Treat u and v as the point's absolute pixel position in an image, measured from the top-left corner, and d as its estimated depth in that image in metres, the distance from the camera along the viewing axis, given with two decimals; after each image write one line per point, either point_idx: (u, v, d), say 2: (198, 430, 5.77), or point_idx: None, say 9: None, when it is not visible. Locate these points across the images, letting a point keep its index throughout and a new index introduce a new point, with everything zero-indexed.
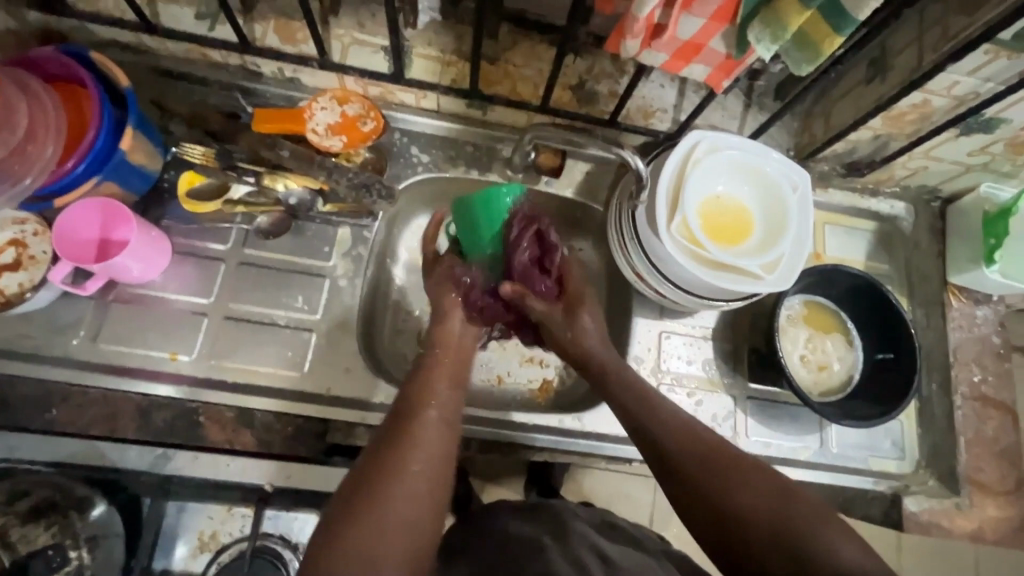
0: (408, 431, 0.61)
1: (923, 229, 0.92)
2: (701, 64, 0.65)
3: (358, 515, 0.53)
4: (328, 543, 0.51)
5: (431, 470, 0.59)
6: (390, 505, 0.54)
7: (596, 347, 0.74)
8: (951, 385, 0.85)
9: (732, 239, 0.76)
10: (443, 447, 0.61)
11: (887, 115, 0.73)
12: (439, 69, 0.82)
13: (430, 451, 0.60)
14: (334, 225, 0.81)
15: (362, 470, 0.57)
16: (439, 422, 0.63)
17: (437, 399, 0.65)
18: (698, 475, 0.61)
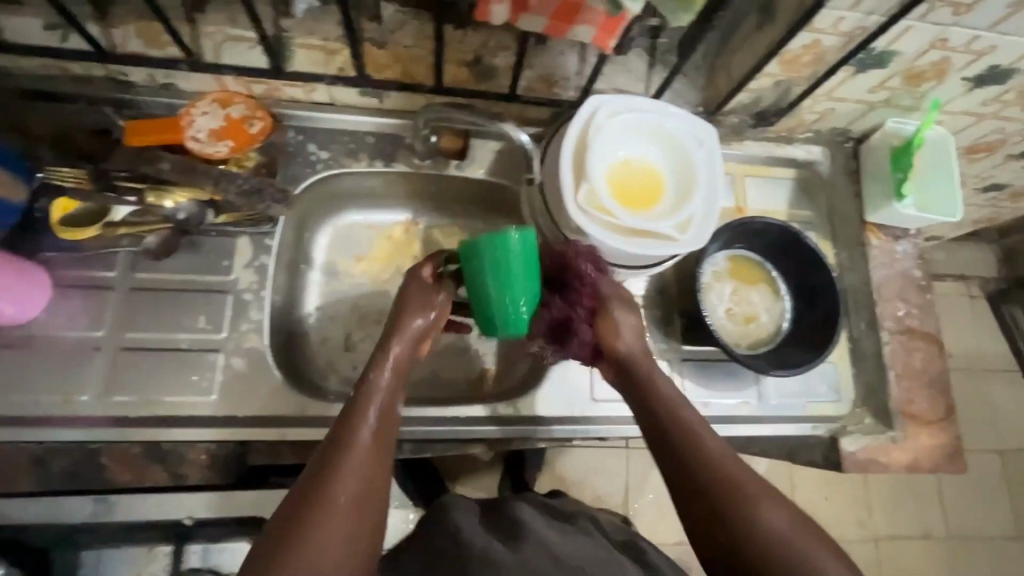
0: (337, 460, 0.56)
1: (840, 172, 0.93)
2: (585, 26, 0.62)
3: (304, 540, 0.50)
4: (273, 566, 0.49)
5: (362, 504, 0.55)
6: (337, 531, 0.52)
7: (638, 350, 0.70)
8: (877, 322, 0.86)
9: (644, 204, 0.74)
10: (375, 474, 0.57)
11: (781, 59, 0.72)
12: (324, 59, 0.76)
13: (357, 482, 0.55)
14: (231, 237, 0.76)
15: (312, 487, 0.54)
16: (369, 446, 0.58)
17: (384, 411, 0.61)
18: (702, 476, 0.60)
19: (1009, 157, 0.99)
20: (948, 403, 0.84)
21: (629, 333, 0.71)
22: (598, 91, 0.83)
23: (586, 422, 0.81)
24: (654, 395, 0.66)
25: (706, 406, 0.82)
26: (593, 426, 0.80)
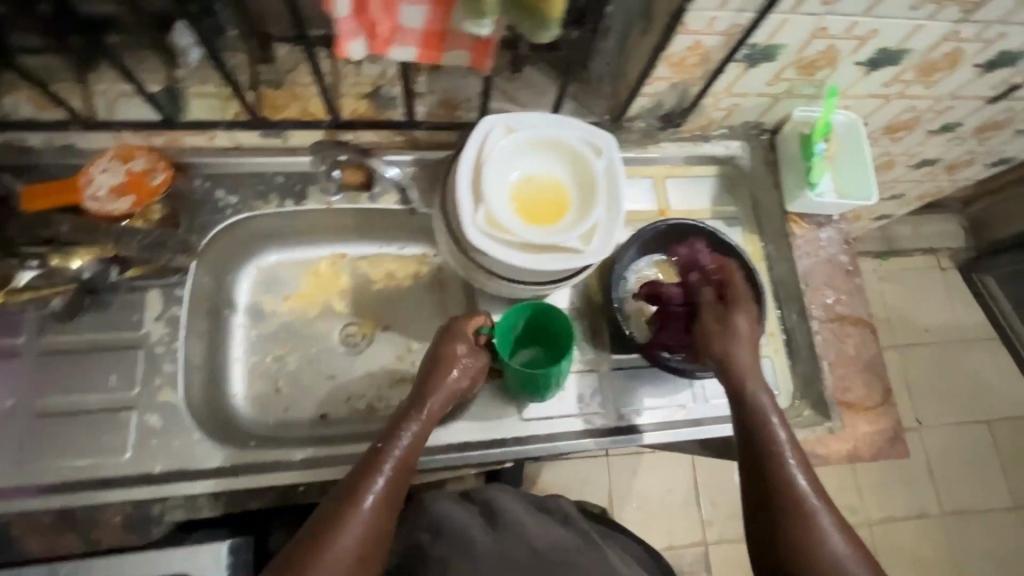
0: (334, 531, 0.61)
1: (759, 165, 0.92)
2: (456, 50, 0.60)
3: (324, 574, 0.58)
4: None
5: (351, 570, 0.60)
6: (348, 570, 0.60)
7: (742, 354, 0.69)
8: (807, 311, 0.85)
9: (549, 218, 0.73)
10: (369, 543, 0.62)
11: (667, 62, 0.72)
12: (221, 105, 0.78)
13: (350, 552, 0.60)
14: (140, 291, 0.76)
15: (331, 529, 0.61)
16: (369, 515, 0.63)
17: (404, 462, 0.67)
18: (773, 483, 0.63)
19: (930, 133, 0.99)
20: (884, 387, 0.83)
21: (735, 344, 0.69)
22: (501, 110, 0.83)
23: (516, 444, 0.79)
24: (743, 397, 0.67)
25: (640, 413, 0.81)
26: (523, 447, 0.78)
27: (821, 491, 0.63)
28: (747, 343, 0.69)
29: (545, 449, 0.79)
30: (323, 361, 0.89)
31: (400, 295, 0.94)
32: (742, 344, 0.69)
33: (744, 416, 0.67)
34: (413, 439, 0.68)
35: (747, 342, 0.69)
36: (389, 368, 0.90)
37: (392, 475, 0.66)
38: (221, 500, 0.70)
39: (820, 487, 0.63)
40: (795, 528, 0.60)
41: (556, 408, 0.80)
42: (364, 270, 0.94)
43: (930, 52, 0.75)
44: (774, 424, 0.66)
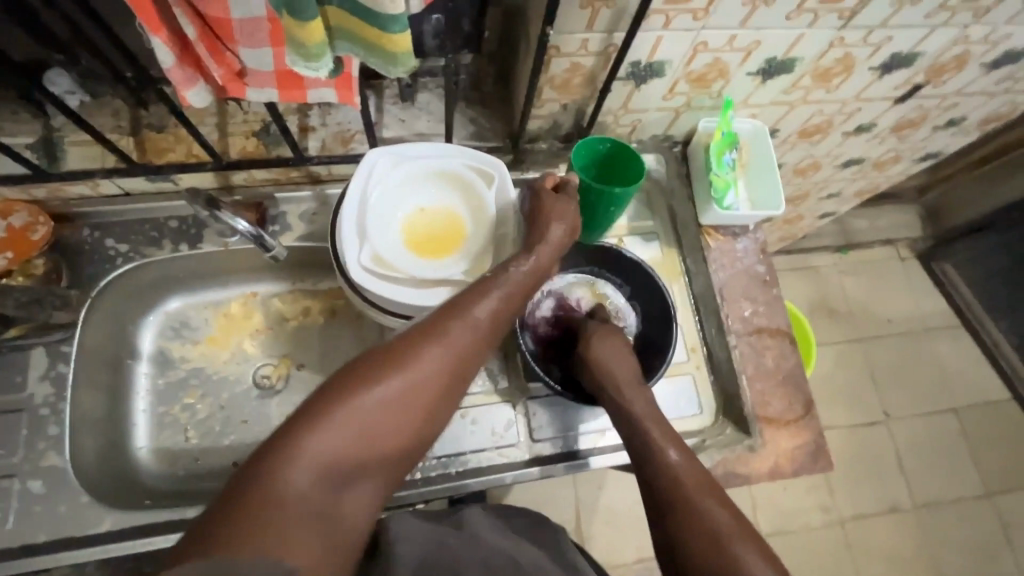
0: (357, 395, 0.50)
1: (673, 177, 0.91)
2: (320, 88, 0.57)
3: (320, 430, 0.49)
4: (303, 434, 0.48)
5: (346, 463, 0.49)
6: (351, 440, 0.49)
7: (610, 360, 0.70)
8: (726, 326, 0.84)
9: (442, 249, 0.71)
10: (388, 433, 0.52)
11: (551, 84, 0.71)
12: (101, 153, 0.75)
13: (353, 436, 0.49)
14: (24, 350, 0.73)
15: (357, 376, 0.52)
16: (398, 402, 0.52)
17: (452, 355, 0.55)
18: (659, 479, 0.60)
19: (847, 134, 0.98)
20: (802, 399, 0.82)
21: (609, 351, 0.71)
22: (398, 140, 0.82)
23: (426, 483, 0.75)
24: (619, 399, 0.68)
25: (555, 443, 0.79)
26: (432, 485, 0.75)
27: (708, 483, 0.58)
28: (613, 362, 0.70)
29: (456, 488, 0.75)
30: (235, 406, 0.86)
31: (315, 332, 0.91)
32: (607, 363, 0.70)
33: (623, 419, 0.67)
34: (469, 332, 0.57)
35: (608, 353, 0.71)
36: None
37: (442, 360, 0.55)
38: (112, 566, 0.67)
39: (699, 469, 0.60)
40: (687, 523, 0.55)
41: (467, 444, 0.77)
42: (278, 308, 0.92)
43: (820, 59, 0.74)
44: (652, 429, 0.64)
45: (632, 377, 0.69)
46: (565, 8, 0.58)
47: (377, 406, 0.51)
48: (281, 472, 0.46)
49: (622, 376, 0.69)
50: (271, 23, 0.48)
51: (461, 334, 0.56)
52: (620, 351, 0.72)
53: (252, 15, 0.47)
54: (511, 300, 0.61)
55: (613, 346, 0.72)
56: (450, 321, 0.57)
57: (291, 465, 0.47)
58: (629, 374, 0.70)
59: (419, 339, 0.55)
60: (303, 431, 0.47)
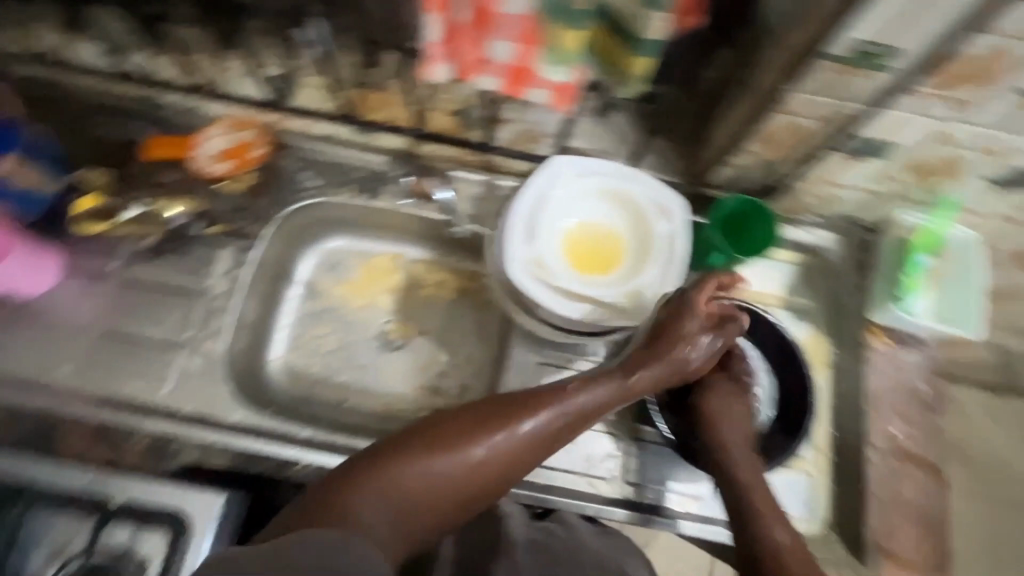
0: (419, 455, 0.56)
1: (850, 263, 0.83)
2: (539, 89, 0.62)
3: (390, 472, 0.54)
4: (342, 484, 0.54)
5: (416, 512, 0.54)
6: (413, 488, 0.55)
7: (720, 411, 0.71)
8: (867, 438, 0.76)
9: (599, 269, 0.72)
10: (439, 486, 0.56)
11: (759, 136, 0.68)
12: (324, 97, 0.84)
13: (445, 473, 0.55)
14: (216, 247, 0.83)
15: (439, 425, 0.58)
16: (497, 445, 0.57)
17: (490, 438, 0.58)
18: (756, 544, 0.60)
19: None
20: (936, 547, 0.72)
21: (723, 406, 0.71)
22: (579, 151, 0.83)
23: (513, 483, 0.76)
24: (726, 455, 0.68)
25: (648, 492, 0.77)
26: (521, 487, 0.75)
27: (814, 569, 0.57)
28: (732, 423, 0.70)
29: (537, 499, 0.75)
30: (355, 350, 0.92)
31: (442, 306, 0.96)
32: (722, 421, 0.70)
33: (726, 479, 0.67)
34: (534, 438, 0.59)
35: (724, 408, 0.71)
36: (416, 373, 0.93)
37: (509, 442, 0.58)
38: (229, 454, 0.75)
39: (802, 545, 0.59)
40: None
41: (559, 461, 0.77)
42: (418, 274, 0.97)
43: None
44: (753, 496, 0.64)
45: (743, 436, 0.69)
46: (814, 67, 0.56)
47: (439, 473, 0.56)
48: (348, 500, 0.53)
49: (729, 435, 0.69)
50: (526, 21, 0.56)
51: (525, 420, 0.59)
52: (737, 409, 0.71)
53: (520, 13, 0.55)
54: (603, 403, 0.62)
55: (728, 403, 0.71)
56: (518, 406, 0.60)
57: (351, 493, 0.53)
58: (744, 441, 0.69)
59: (522, 410, 0.59)
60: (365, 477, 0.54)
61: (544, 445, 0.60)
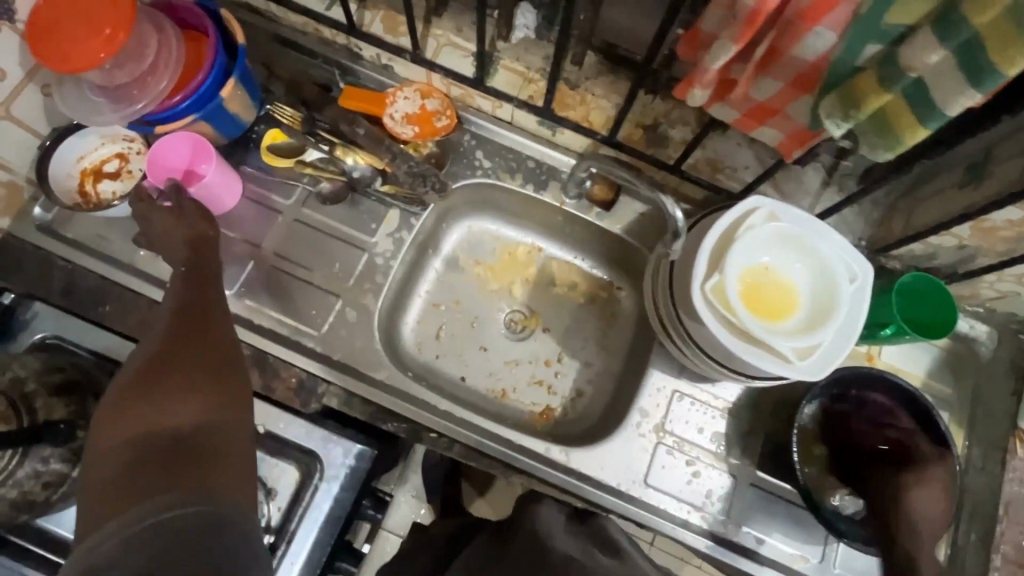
0: (139, 408, 0.50)
1: (1002, 361, 0.82)
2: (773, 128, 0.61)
3: (123, 416, 0.50)
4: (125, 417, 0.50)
5: (165, 457, 0.48)
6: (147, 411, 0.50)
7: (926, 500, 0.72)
8: (990, 541, 0.76)
9: (771, 315, 0.71)
10: (119, 460, 0.48)
11: (976, 225, 0.67)
12: (520, 83, 0.84)
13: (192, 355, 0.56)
14: (385, 206, 0.85)
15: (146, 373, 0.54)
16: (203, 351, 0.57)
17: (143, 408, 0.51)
18: None
19: None
20: None
21: (930, 494, 0.72)
22: (761, 191, 0.82)
23: (630, 500, 0.78)
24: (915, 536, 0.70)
25: (758, 540, 0.77)
26: (636, 506, 0.77)
27: None
28: (922, 512, 0.72)
29: (652, 522, 0.77)
30: (482, 330, 0.93)
31: (570, 308, 0.95)
32: (916, 504, 0.72)
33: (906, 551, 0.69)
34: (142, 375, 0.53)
35: (929, 499, 0.72)
36: (535, 367, 0.92)
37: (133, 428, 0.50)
38: (369, 408, 0.78)
39: None
40: None
41: (680, 491, 0.78)
42: (553, 272, 0.96)
43: None
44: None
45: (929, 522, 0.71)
46: None
47: (184, 411, 0.51)
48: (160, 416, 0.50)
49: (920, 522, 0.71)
50: (811, 68, 0.52)
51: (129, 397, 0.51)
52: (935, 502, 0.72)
53: (804, 59, 0.51)
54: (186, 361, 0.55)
55: (933, 492, 0.73)
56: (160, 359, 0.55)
57: (122, 417, 0.50)
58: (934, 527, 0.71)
59: (141, 393, 0.52)
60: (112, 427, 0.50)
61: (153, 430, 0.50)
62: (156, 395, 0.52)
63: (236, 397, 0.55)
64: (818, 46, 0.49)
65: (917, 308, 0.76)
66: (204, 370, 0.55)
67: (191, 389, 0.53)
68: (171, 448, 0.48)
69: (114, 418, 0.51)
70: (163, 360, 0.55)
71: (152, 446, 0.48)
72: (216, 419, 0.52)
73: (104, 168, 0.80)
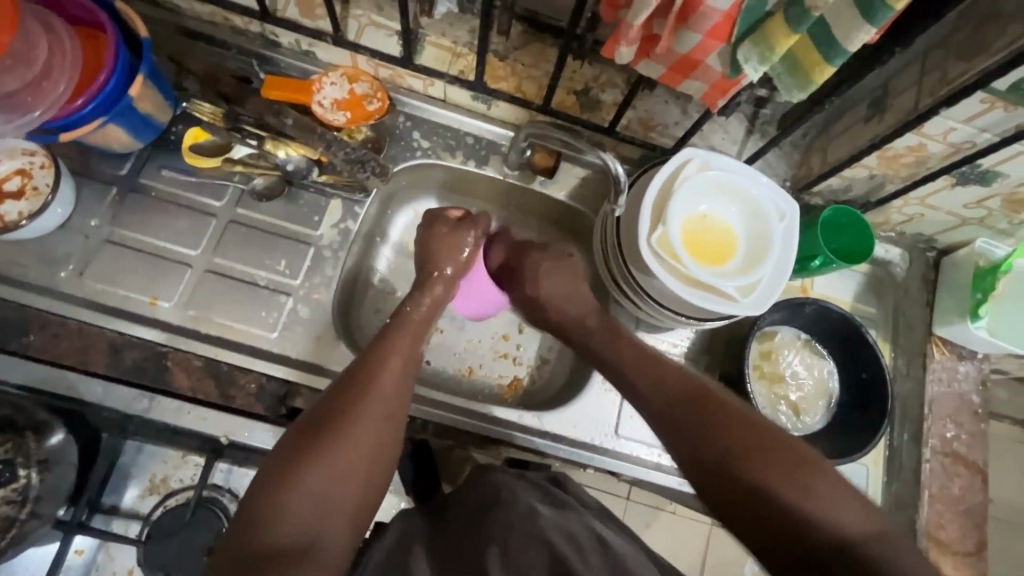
0: (314, 477, 0.55)
1: (915, 278, 0.90)
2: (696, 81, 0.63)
3: (309, 472, 0.55)
4: (289, 480, 0.55)
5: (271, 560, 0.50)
6: (314, 492, 0.55)
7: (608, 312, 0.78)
8: (922, 437, 0.84)
9: (713, 259, 0.75)
10: (270, 527, 0.52)
11: (882, 154, 0.73)
12: (449, 59, 0.83)
13: (394, 383, 0.64)
14: (326, 196, 0.83)
15: (324, 414, 0.60)
16: (382, 409, 0.62)
17: (310, 496, 0.55)
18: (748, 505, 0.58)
19: None
20: (977, 538, 0.81)
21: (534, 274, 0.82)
22: (690, 144, 0.86)
23: (602, 452, 0.81)
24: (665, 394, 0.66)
25: None
26: (608, 458, 0.81)
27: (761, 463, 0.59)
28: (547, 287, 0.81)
29: (624, 468, 0.81)
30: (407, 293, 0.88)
31: None
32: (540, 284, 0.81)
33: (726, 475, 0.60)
34: (391, 389, 0.64)
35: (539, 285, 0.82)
36: (496, 341, 0.92)
37: (281, 514, 0.53)
38: None
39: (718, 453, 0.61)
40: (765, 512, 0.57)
41: (649, 437, 0.82)
42: None
43: None
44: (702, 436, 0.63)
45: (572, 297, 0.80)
46: (967, 98, 0.61)
47: (311, 495, 0.55)
48: (288, 484, 0.54)
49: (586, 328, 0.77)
50: (724, 17, 0.54)
51: (332, 486, 0.56)
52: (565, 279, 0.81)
53: (717, 9, 0.53)
54: (389, 415, 0.62)
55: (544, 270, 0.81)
56: (337, 426, 0.59)
57: (294, 481, 0.55)
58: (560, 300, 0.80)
59: (312, 467, 0.56)
60: (277, 506, 0.53)
61: (298, 502, 0.54)
62: (303, 483, 0.55)
63: (336, 502, 0.56)
64: None
65: (841, 238, 0.83)
66: (354, 473, 0.58)
67: (321, 479, 0.56)
68: (288, 543, 0.52)
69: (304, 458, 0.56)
70: (364, 368, 0.64)
71: (263, 541, 0.51)
72: (324, 483, 0.56)
73: (4, 187, 0.73)
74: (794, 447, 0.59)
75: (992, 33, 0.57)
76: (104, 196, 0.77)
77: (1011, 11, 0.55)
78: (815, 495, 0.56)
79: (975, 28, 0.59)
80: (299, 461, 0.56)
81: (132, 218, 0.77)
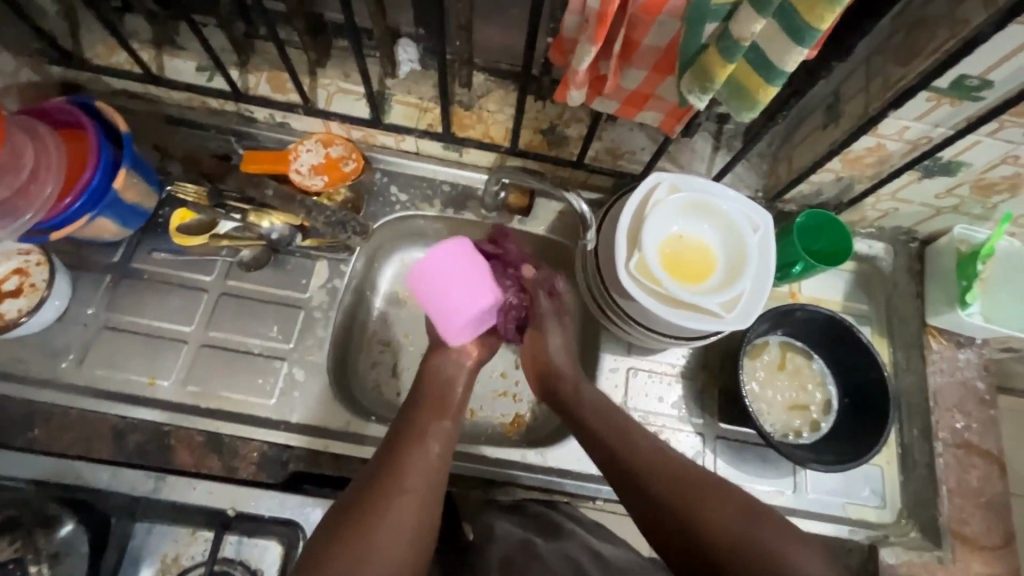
0: (363, 534, 0.57)
1: (902, 271, 0.91)
2: (652, 112, 0.66)
3: (358, 534, 0.57)
4: (334, 544, 0.57)
5: None
6: (363, 552, 0.56)
7: (568, 367, 0.78)
8: (932, 431, 0.82)
9: (692, 278, 0.77)
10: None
11: (844, 157, 0.75)
12: (417, 114, 0.87)
13: (429, 465, 0.65)
14: (312, 259, 0.85)
15: (371, 480, 0.63)
16: (420, 482, 0.63)
17: (359, 554, 0.56)
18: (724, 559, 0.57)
19: None
20: (1004, 530, 0.79)
21: (547, 337, 0.80)
22: (659, 168, 0.88)
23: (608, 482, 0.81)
24: (620, 441, 0.69)
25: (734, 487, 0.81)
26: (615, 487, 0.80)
27: (710, 499, 0.61)
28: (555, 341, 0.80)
29: None
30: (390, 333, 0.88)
31: None
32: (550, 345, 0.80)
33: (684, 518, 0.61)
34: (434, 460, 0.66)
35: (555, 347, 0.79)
36: (493, 380, 0.92)
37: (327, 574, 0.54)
38: (338, 463, 0.77)
39: (671, 493, 0.63)
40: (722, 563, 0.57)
41: None
42: None
43: None
44: (659, 476, 0.65)
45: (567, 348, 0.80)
46: (913, 98, 0.62)
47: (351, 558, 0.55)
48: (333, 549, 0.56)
49: (565, 372, 0.78)
50: (665, 52, 0.58)
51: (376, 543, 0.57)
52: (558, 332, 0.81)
53: (657, 44, 0.57)
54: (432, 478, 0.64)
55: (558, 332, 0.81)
56: (386, 492, 0.61)
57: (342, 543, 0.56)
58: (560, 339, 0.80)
59: (362, 525, 0.58)
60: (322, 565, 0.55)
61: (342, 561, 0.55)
62: (347, 547, 0.56)
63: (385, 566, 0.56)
64: (664, 33, 0.56)
65: (816, 240, 0.84)
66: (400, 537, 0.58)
67: (365, 539, 0.57)
68: None
69: (352, 526, 0.58)
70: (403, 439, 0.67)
71: None
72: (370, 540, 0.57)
73: (3, 287, 0.77)
74: (746, 502, 0.61)
75: (924, 36, 0.59)
76: (98, 283, 0.80)
77: (938, 16, 0.58)
78: (758, 527, 0.58)
79: (909, 32, 0.61)
80: (347, 526, 0.58)
81: (127, 302, 0.80)
